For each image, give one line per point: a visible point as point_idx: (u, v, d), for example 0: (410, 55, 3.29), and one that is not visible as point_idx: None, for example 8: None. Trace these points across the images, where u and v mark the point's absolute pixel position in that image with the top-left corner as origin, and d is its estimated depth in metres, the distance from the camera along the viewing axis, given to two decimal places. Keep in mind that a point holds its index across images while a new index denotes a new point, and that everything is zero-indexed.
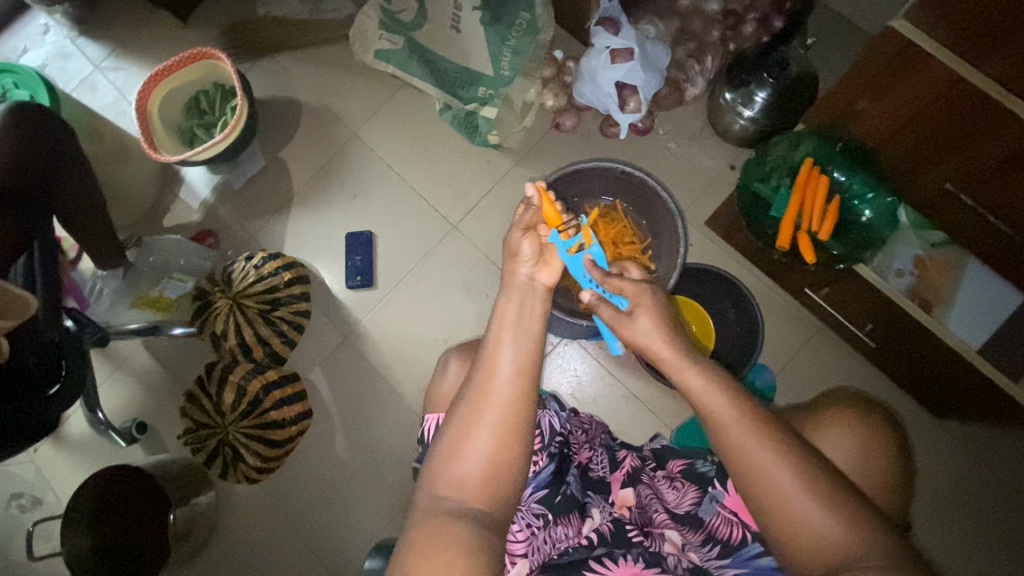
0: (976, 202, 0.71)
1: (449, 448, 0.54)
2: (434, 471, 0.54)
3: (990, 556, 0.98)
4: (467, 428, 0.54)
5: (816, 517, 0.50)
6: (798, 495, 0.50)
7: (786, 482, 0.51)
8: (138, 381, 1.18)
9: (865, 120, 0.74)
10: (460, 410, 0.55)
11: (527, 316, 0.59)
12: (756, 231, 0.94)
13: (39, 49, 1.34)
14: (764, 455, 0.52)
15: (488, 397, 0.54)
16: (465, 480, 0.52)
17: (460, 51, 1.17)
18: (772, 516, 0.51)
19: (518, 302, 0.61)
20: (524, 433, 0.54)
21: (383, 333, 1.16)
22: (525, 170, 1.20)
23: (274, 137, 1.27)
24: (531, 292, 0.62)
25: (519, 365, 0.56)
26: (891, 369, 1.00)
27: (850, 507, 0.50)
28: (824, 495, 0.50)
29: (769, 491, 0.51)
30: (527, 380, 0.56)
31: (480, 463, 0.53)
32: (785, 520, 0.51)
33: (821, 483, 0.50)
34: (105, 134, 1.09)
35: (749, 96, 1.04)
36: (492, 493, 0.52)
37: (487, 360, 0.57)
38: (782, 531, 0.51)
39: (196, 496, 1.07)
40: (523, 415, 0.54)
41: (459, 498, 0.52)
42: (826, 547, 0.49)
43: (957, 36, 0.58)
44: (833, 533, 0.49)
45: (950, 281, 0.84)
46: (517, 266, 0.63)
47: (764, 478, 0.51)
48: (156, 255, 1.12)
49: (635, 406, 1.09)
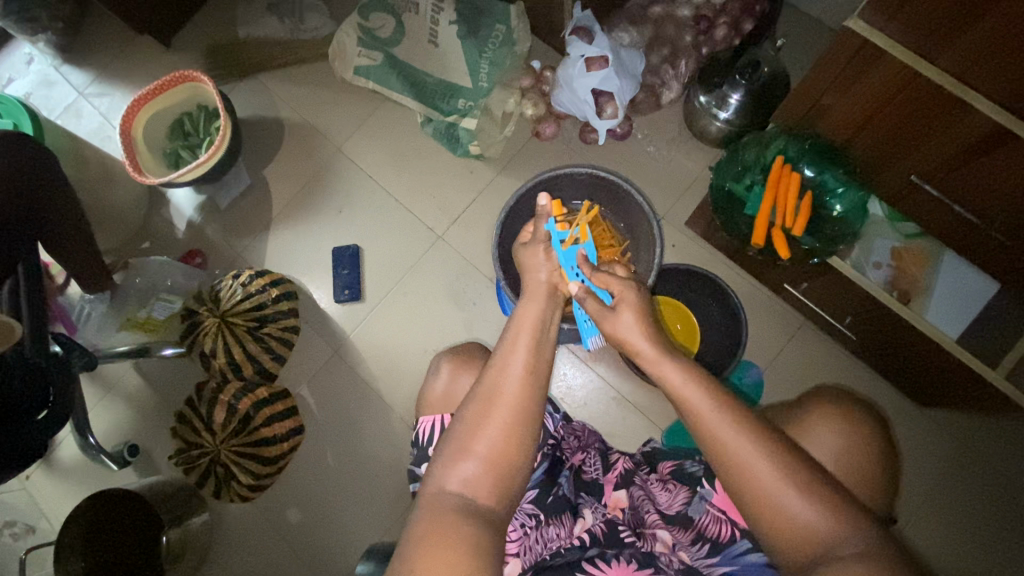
0: (940, 192, 0.73)
1: (457, 448, 0.54)
2: (440, 467, 0.54)
3: (982, 545, 0.98)
4: (477, 423, 0.54)
5: (764, 473, 0.51)
6: (732, 439, 0.52)
7: (720, 425, 0.53)
8: (127, 403, 1.18)
9: (832, 118, 0.76)
10: (471, 408, 0.55)
11: (544, 322, 0.61)
12: (732, 229, 0.95)
13: (23, 78, 1.35)
14: (686, 393, 0.55)
15: (499, 394, 0.55)
16: (472, 478, 0.53)
17: (439, 64, 1.21)
18: (734, 482, 0.53)
19: (538, 308, 0.62)
20: (530, 427, 0.55)
21: (374, 346, 1.17)
22: (506, 179, 1.21)
23: (259, 155, 1.28)
24: (553, 300, 0.63)
25: (529, 366, 0.57)
26: (873, 359, 1.01)
27: (832, 499, 0.51)
28: (767, 453, 0.52)
29: (728, 465, 0.53)
30: (537, 385, 0.56)
31: (487, 459, 0.53)
32: (748, 484, 0.52)
33: (772, 442, 0.53)
34: (91, 159, 1.10)
35: (723, 99, 1.06)
36: (499, 490, 0.53)
37: (500, 359, 0.57)
38: (747, 501, 0.52)
39: (190, 517, 1.05)
40: (530, 415, 0.55)
41: (466, 496, 0.52)
42: (807, 535, 0.50)
43: (909, 33, 0.60)
44: (813, 522, 0.50)
45: (927, 272, 0.86)
46: (538, 274, 0.65)
47: (743, 473, 0.52)
48: (143, 276, 1.14)
49: (624, 408, 1.09)
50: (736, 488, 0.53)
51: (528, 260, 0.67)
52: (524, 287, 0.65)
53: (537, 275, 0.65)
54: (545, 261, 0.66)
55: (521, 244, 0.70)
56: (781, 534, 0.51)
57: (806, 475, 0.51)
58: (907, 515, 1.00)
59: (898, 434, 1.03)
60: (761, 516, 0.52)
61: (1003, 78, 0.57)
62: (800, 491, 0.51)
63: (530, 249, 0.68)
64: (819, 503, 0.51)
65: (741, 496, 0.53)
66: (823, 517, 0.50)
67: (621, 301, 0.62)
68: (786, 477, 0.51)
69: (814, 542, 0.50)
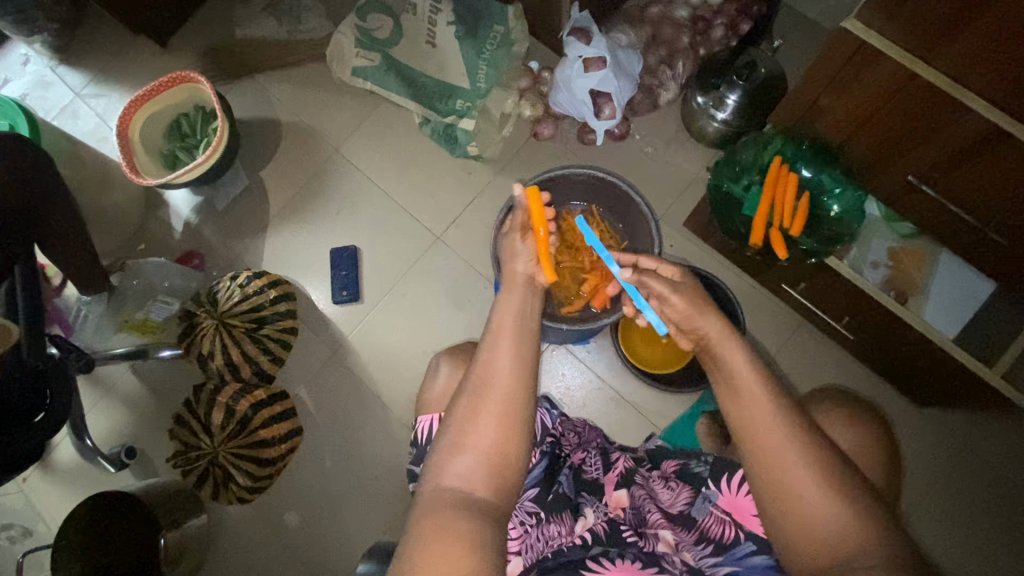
0: (937, 192, 0.73)
1: (453, 441, 0.54)
2: (436, 463, 0.54)
3: (980, 544, 0.99)
4: (471, 418, 0.54)
5: (797, 465, 0.51)
6: (777, 432, 0.52)
7: (768, 418, 0.53)
8: (125, 405, 1.18)
9: (827, 118, 0.76)
10: (463, 402, 0.56)
11: (525, 314, 0.61)
12: (729, 230, 0.96)
13: (19, 79, 1.35)
14: (738, 364, 0.56)
15: (490, 385, 0.55)
16: (469, 471, 0.53)
17: (436, 65, 1.21)
18: (755, 464, 0.53)
19: (518, 300, 0.63)
20: (525, 422, 0.55)
21: (372, 347, 1.17)
22: (505, 180, 1.21)
23: (256, 156, 1.27)
24: (529, 289, 0.64)
25: (518, 359, 0.57)
26: (871, 359, 1.01)
27: (859, 501, 0.50)
28: (805, 448, 0.52)
29: (759, 456, 0.53)
30: (527, 375, 0.56)
31: (483, 453, 0.53)
32: (771, 474, 0.52)
33: (795, 424, 0.53)
34: (87, 160, 1.09)
35: (720, 99, 1.07)
36: (497, 482, 0.53)
37: (486, 354, 0.58)
38: (766, 492, 0.52)
39: (188, 520, 1.05)
40: (523, 406, 0.55)
41: (464, 489, 0.52)
42: (830, 535, 0.49)
43: (905, 34, 0.60)
44: (837, 520, 0.49)
45: (923, 271, 0.86)
46: (516, 265, 0.67)
47: (771, 463, 0.52)
48: (141, 279, 1.14)
49: (623, 408, 1.09)
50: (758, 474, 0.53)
51: (506, 248, 0.69)
52: (503, 278, 0.67)
53: (516, 265, 0.67)
54: (524, 247, 0.68)
55: (504, 234, 0.72)
56: (800, 533, 0.51)
57: (828, 468, 0.51)
58: (905, 515, 1.01)
59: (896, 433, 1.04)
60: (780, 515, 0.52)
61: (999, 79, 0.57)
62: (816, 481, 0.51)
63: (511, 237, 0.70)
64: (846, 503, 0.50)
65: (765, 486, 0.52)
66: (847, 518, 0.49)
67: (687, 288, 0.65)
68: (815, 473, 0.51)
69: (837, 546, 0.49)
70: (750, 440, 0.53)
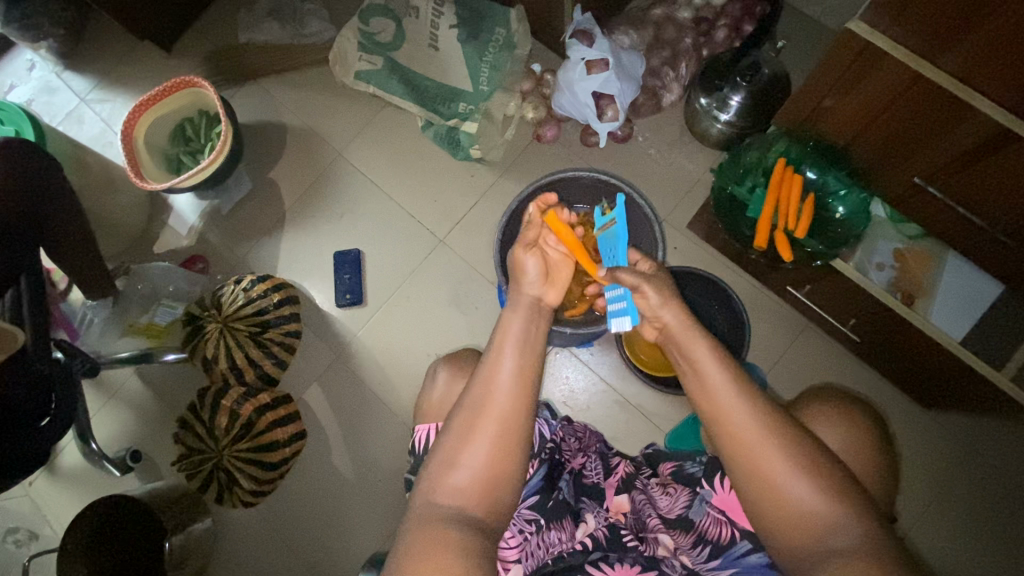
0: (941, 192, 0.73)
1: (447, 456, 0.54)
2: (430, 480, 0.53)
3: (989, 547, 0.98)
4: (465, 436, 0.54)
5: (803, 489, 0.50)
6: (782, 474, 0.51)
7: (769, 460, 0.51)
8: (131, 409, 1.18)
9: (832, 119, 0.76)
10: (460, 416, 0.55)
11: (527, 334, 0.58)
12: (732, 231, 0.95)
13: (25, 84, 1.36)
14: (722, 393, 0.53)
15: (486, 406, 0.54)
16: (462, 488, 0.52)
17: (438, 68, 1.22)
18: (749, 482, 0.52)
19: (521, 318, 0.59)
20: (520, 441, 0.54)
21: (377, 347, 1.17)
22: (507, 182, 1.21)
23: (261, 161, 1.28)
24: (534, 309, 0.61)
25: (518, 375, 0.56)
26: (876, 360, 1.01)
27: (844, 496, 0.50)
28: (812, 475, 0.51)
29: (768, 481, 0.51)
30: (526, 395, 0.55)
31: (476, 472, 0.53)
32: (752, 480, 0.52)
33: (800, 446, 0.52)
34: (92, 165, 1.09)
35: (724, 100, 1.06)
36: (490, 499, 0.52)
37: (487, 369, 0.56)
38: (773, 502, 0.51)
39: (194, 523, 1.06)
40: (521, 425, 0.55)
41: (456, 505, 0.52)
42: (816, 526, 0.50)
43: (911, 35, 0.60)
44: (817, 508, 0.50)
45: (930, 271, 0.86)
46: (522, 284, 0.62)
47: (776, 482, 0.51)
48: (144, 283, 1.15)
49: (628, 410, 1.09)
50: (748, 485, 0.52)
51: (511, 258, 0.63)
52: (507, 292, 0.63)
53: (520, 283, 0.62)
54: (530, 263, 0.62)
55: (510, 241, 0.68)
56: (781, 524, 0.51)
57: (830, 476, 0.51)
58: (912, 517, 1.00)
59: (902, 434, 1.03)
60: (773, 510, 0.51)
61: (1006, 81, 0.57)
62: (817, 480, 0.51)
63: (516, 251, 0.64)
64: (832, 497, 0.50)
65: (746, 481, 0.52)
66: (827, 506, 0.50)
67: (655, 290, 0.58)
68: (807, 472, 0.51)
69: (820, 529, 0.50)
70: (750, 473, 0.52)
